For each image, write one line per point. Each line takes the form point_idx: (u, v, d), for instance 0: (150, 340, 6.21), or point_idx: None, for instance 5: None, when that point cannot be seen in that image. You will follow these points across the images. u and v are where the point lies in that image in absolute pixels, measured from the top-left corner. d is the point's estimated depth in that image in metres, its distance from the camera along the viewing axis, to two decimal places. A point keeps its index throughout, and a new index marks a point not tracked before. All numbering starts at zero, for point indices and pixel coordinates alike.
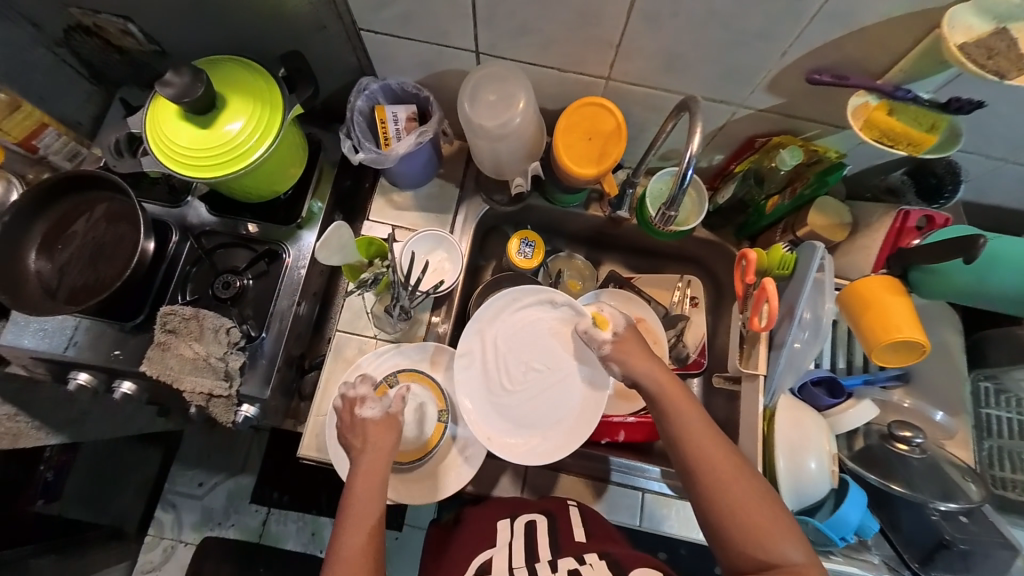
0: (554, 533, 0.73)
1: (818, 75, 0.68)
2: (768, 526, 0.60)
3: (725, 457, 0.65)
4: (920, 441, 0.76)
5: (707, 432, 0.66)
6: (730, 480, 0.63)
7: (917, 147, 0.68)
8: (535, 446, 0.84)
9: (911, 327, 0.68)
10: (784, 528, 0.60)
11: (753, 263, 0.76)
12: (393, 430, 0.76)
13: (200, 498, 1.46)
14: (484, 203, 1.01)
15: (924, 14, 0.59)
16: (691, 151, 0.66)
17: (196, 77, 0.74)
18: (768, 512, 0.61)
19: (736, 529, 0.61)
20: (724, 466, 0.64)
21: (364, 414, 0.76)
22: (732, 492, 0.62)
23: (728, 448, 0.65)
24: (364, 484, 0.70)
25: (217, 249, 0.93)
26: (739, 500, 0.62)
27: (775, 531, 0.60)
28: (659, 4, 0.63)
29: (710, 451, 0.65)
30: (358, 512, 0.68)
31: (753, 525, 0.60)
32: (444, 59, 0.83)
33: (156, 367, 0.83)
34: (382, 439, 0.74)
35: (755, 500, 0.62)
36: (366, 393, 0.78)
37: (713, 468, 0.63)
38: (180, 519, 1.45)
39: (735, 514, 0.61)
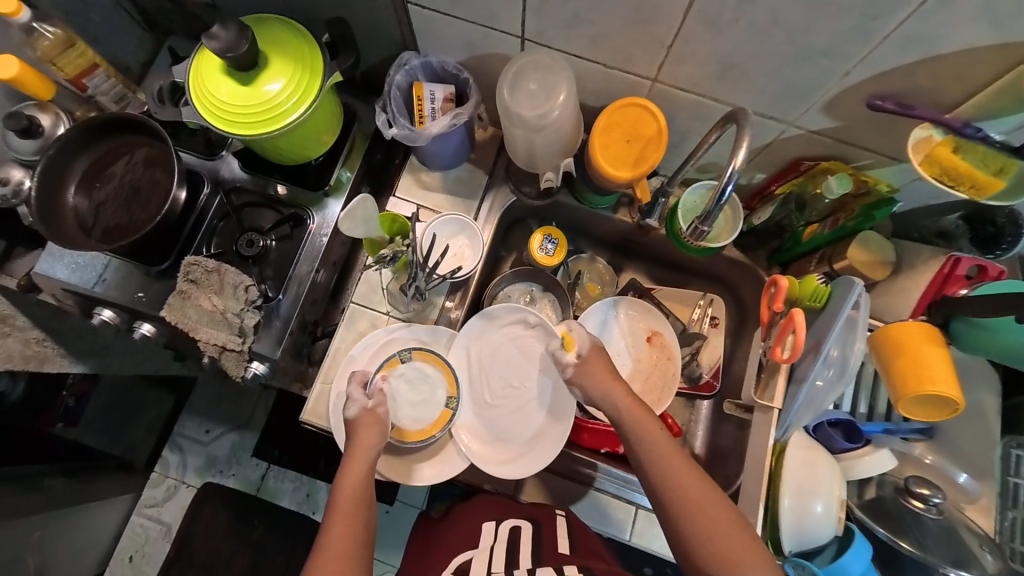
0: (538, 542, 0.72)
1: (880, 101, 0.64)
2: (744, 550, 0.60)
3: (693, 477, 0.65)
4: (939, 501, 0.70)
5: (671, 453, 0.68)
6: (704, 502, 0.63)
7: (979, 191, 0.63)
8: (519, 459, 0.87)
9: (945, 382, 0.64)
10: (760, 553, 0.60)
11: (784, 290, 0.70)
12: (377, 427, 0.79)
13: (205, 445, 1.50)
14: (511, 192, 0.99)
15: (1008, 47, 0.54)
16: (734, 166, 0.63)
17: (242, 34, 0.75)
18: (740, 535, 0.61)
19: (711, 552, 0.61)
20: (690, 484, 0.65)
21: (349, 412, 0.80)
22: (703, 513, 0.62)
23: (695, 467, 0.66)
24: (349, 474, 0.73)
25: (246, 207, 0.95)
26: (712, 522, 0.62)
27: (755, 558, 0.59)
28: (720, 8, 0.60)
29: (678, 472, 0.66)
30: (345, 501, 0.70)
31: (727, 547, 0.60)
32: (490, 42, 0.82)
33: (176, 314, 0.85)
34: (366, 436, 0.77)
35: (726, 524, 0.62)
36: (353, 391, 0.81)
37: (678, 487, 0.65)
38: (185, 462, 1.49)
39: (706, 538, 0.61)
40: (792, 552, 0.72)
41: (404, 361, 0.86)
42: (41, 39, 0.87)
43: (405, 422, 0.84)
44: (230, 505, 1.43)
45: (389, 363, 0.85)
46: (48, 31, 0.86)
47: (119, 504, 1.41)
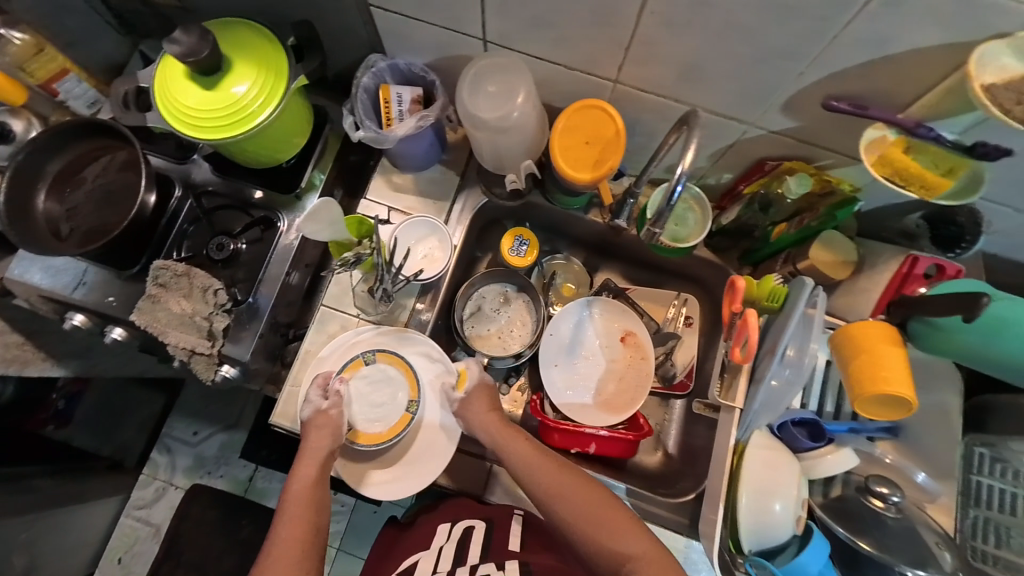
0: (486, 542, 0.79)
1: (836, 102, 0.64)
2: (615, 522, 0.70)
3: (558, 471, 0.76)
4: (897, 500, 0.70)
5: (535, 456, 0.78)
6: (575, 490, 0.74)
7: (929, 191, 0.63)
8: (402, 480, 0.85)
9: (901, 383, 0.63)
10: (629, 523, 0.70)
11: (741, 292, 0.71)
12: (331, 430, 0.80)
13: (193, 446, 1.50)
14: (484, 194, 1.00)
15: (956, 47, 0.53)
16: (682, 167, 0.63)
17: (203, 38, 0.75)
18: (609, 512, 0.71)
19: (584, 531, 0.71)
20: (556, 479, 0.75)
21: (307, 414, 0.81)
22: (573, 500, 0.73)
23: (561, 462, 0.77)
24: (303, 465, 0.77)
25: (216, 211, 0.95)
26: (583, 505, 0.72)
27: (625, 530, 0.70)
28: (674, 9, 0.60)
29: (543, 473, 0.76)
30: (298, 502, 0.74)
31: (598, 523, 0.71)
32: (455, 44, 0.82)
33: (146, 317, 0.86)
34: (317, 443, 0.79)
35: (593, 506, 0.72)
36: (314, 395, 0.82)
37: (546, 484, 0.75)
38: (174, 463, 1.49)
39: (580, 521, 0.72)
40: (753, 552, 0.72)
41: (368, 363, 0.87)
42: (11, 44, 0.88)
43: (361, 423, 0.85)
44: (218, 505, 1.45)
45: (354, 365, 0.86)
46: (18, 38, 0.89)
47: (107, 505, 1.41)
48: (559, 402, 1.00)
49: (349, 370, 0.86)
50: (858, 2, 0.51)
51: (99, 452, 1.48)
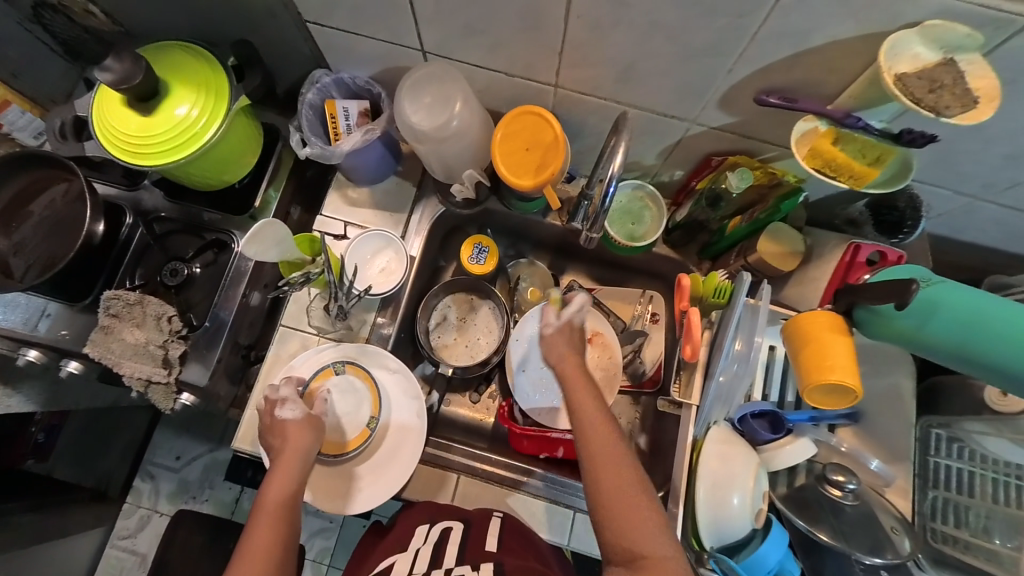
0: (464, 543, 0.75)
1: (766, 96, 0.64)
2: (639, 516, 0.63)
3: (612, 450, 0.67)
4: (854, 487, 0.71)
5: (600, 426, 0.69)
6: (617, 478, 0.65)
7: (858, 182, 0.63)
8: (360, 492, 0.84)
9: (845, 371, 0.64)
10: (655, 521, 0.63)
11: (688, 290, 0.73)
12: (313, 432, 0.77)
13: (177, 471, 1.49)
14: (440, 204, 0.99)
15: (870, 37, 0.53)
16: (612, 169, 0.64)
17: (136, 65, 0.74)
18: (640, 505, 0.64)
19: (612, 517, 0.64)
20: (605, 458, 0.67)
21: (283, 415, 0.77)
22: (612, 483, 0.65)
23: (620, 440, 0.68)
24: (278, 478, 0.72)
25: (168, 236, 0.94)
26: (618, 490, 0.65)
27: (645, 527, 0.63)
28: (598, 11, 0.60)
29: (597, 444, 0.68)
30: (267, 517, 0.69)
31: (628, 515, 0.63)
32: (395, 57, 0.81)
33: (99, 349, 0.85)
34: (299, 440, 0.75)
35: (629, 496, 0.64)
36: (287, 395, 0.80)
37: (595, 456, 0.67)
38: (157, 489, 1.48)
39: (610, 505, 0.64)
40: (716, 547, 0.73)
41: (337, 373, 0.85)
42: None
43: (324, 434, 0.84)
44: (204, 527, 1.42)
45: (324, 374, 0.85)
46: None
47: (91, 537, 1.39)
48: (527, 407, 0.97)
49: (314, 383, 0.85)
50: None
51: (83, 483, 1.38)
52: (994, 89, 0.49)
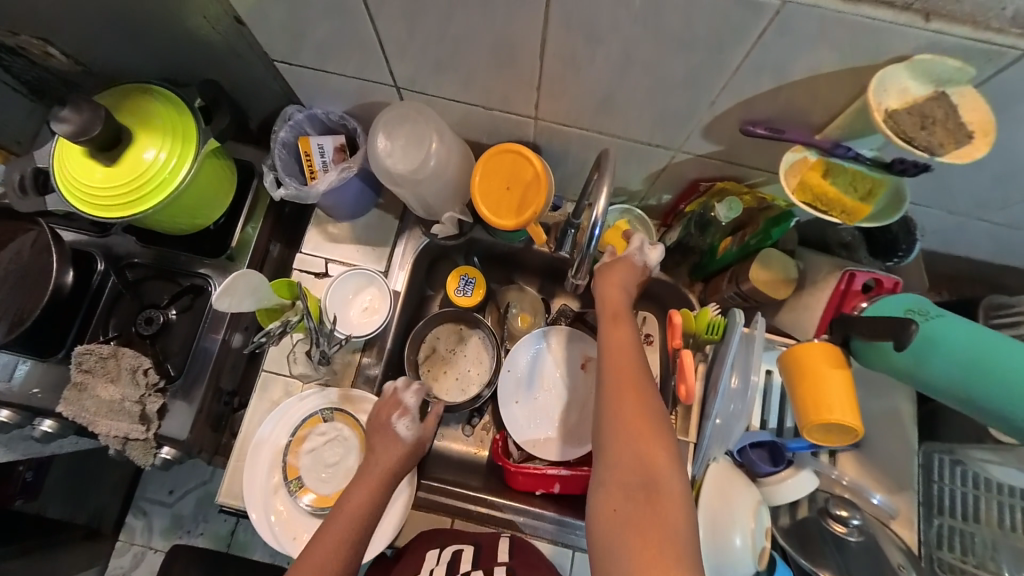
0: (478, 562, 0.75)
1: (752, 127, 0.61)
2: (650, 440, 0.60)
3: (633, 378, 0.66)
4: (858, 522, 0.71)
5: (628, 354, 0.68)
6: (634, 404, 0.63)
7: (852, 216, 0.60)
8: None
9: (845, 410, 0.62)
10: (665, 449, 0.60)
11: (679, 327, 0.71)
12: (411, 453, 0.79)
13: (170, 506, 1.38)
14: (423, 235, 0.95)
15: (855, 71, 0.51)
16: (597, 212, 0.61)
17: (96, 115, 0.70)
18: (653, 433, 0.61)
19: (625, 439, 0.61)
20: (628, 384, 0.65)
21: (397, 425, 0.80)
22: (629, 408, 0.63)
23: (645, 372, 0.67)
24: (367, 482, 0.74)
25: (142, 283, 0.91)
26: (634, 414, 0.62)
27: (655, 452, 0.59)
28: (573, 47, 0.57)
29: (622, 370, 0.66)
30: (337, 524, 0.70)
31: (639, 438, 0.60)
32: (367, 92, 0.78)
33: (73, 408, 0.83)
34: (397, 457, 0.77)
35: (644, 421, 0.62)
36: (410, 407, 0.82)
37: (621, 378, 0.66)
38: (151, 525, 1.37)
39: (625, 428, 0.61)
40: None
41: (326, 420, 0.85)
42: None
43: (316, 486, 0.82)
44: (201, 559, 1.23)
45: (311, 421, 0.84)
46: None
47: None
48: (520, 439, 0.97)
49: (304, 431, 0.84)
50: (754, 33, 0.49)
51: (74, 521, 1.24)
52: (987, 122, 0.47)
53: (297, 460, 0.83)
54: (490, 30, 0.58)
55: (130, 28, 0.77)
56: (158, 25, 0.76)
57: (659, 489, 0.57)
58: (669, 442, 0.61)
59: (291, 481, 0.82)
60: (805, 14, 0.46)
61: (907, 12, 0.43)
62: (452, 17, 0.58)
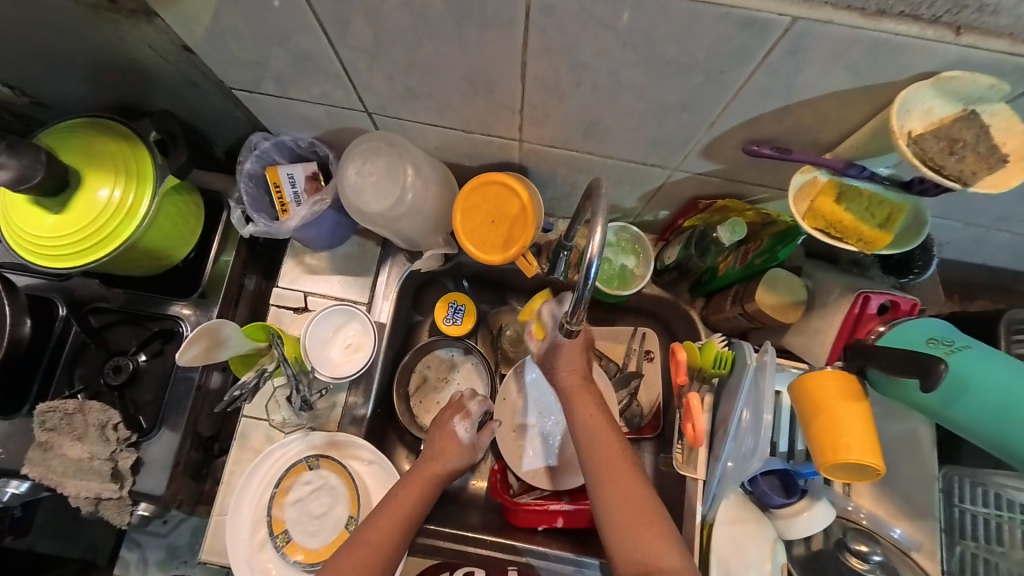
0: None
1: (756, 147, 0.56)
2: (645, 528, 0.62)
3: (619, 462, 0.67)
4: (879, 558, 0.70)
5: (604, 438, 0.68)
6: (622, 494, 0.64)
7: (870, 245, 0.56)
8: None
9: (863, 449, 0.57)
10: (661, 532, 0.62)
11: (684, 363, 0.67)
12: (461, 450, 0.80)
13: (163, 535, 1.09)
14: (408, 261, 0.90)
15: (873, 89, 0.46)
16: (591, 249, 0.54)
17: (36, 160, 0.64)
18: (647, 520, 0.63)
19: (622, 533, 0.63)
20: (614, 468, 0.66)
21: (455, 426, 0.82)
22: (619, 497, 0.64)
23: (624, 451, 0.68)
24: (419, 472, 0.76)
25: (107, 330, 0.85)
26: (625, 501, 0.64)
27: (655, 541, 0.62)
28: (557, 73, 0.52)
29: (604, 453, 0.67)
30: (388, 513, 0.71)
31: (635, 529, 0.62)
32: (336, 119, 0.72)
33: (39, 469, 0.78)
34: (450, 455, 0.79)
35: (636, 507, 0.64)
36: (472, 411, 0.84)
37: (603, 465, 0.66)
38: (145, 558, 1.09)
39: (621, 516, 0.63)
40: None
41: (312, 467, 0.80)
42: None
43: (304, 539, 0.77)
44: None
45: (296, 470, 0.80)
46: None
47: None
48: (527, 471, 0.91)
49: (288, 480, 0.79)
50: (758, 54, 0.44)
51: (68, 556, 1.09)
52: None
53: (283, 513, 0.78)
54: (463, 55, 0.53)
55: (73, 60, 0.71)
56: (103, 55, 0.70)
57: None
58: (663, 520, 0.63)
59: (276, 536, 0.77)
60: (816, 33, 0.40)
61: (936, 26, 0.38)
62: (421, 42, 0.52)
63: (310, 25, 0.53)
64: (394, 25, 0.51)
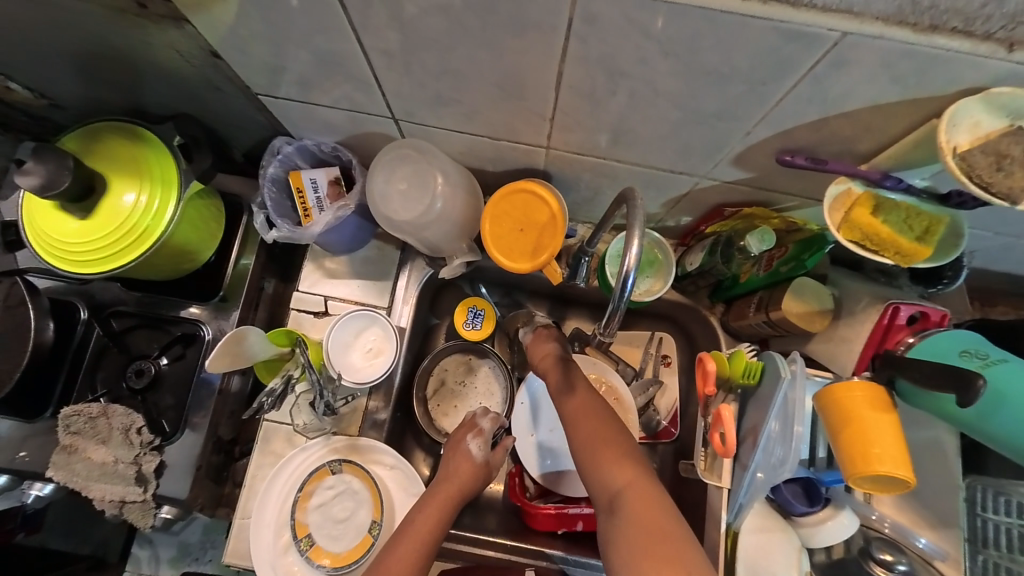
0: None
1: (789, 157, 0.56)
2: (610, 452, 0.66)
3: (585, 403, 0.73)
4: (903, 568, 0.70)
5: (575, 391, 0.75)
6: (586, 426, 0.70)
7: (905, 258, 0.56)
8: None
9: (895, 462, 0.57)
10: (624, 455, 0.65)
11: (712, 373, 0.67)
12: (477, 474, 0.79)
13: (175, 533, 1.10)
14: (428, 266, 0.90)
15: (917, 102, 0.45)
16: (628, 260, 0.54)
17: (62, 166, 0.64)
18: (608, 445, 0.67)
19: (589, 460, 0.67)
20: (581, 407, 0.72)
21: (467, 445, 0.81)
22: (585, 430, 0.69)
23: (588, 395, 0.74)
24: (439, 493, 0.75)
25: (129, 333, 0.84)
26: (591, 432, 0.69)
27: (615, 459, 0.65)
28: (592, 81, 0.52)
29: (574, 397, 0.74)
30: (409, 540, 0.70)
31: (598, 453, 0.66)
32: (361, 123, 0.72)
33: (63, 472, 0.79)
34: (463, 473, 0.78)
35: (601, 435, 0.68)
36: (485, 427, 0.84)
37: (571, 411, 0.73)
38: (158, 555, 1.12)
39: (588, 446, 0.68)
40: None
41: (334, 472, 0.80)
42: None
43: (326, 542, 0.77)
44: None
45: (319, 475, 0.80)
46: None
47: None
48: (539, 473, 0.91)
49: (311, 483, 0.79)
50: (802, 66, 0.44)
51: (78, 553, 1.06)
52: None
53: (306, 517, 0.78)
54: (499, 62, 0.52)
55: (98, 63, 0.71)
56: (128, 59, 0.70)
57: (623, 489, 0.62)
58: (624, 442, 0.67)
59: (300, 540, 0.77)
60: (864, 45, 0.40)
61: (989, 41, 0.38)
62: (456, 50, 0.52)
63: (345, 32, 0.53)
64: (429, 32, 0.50)
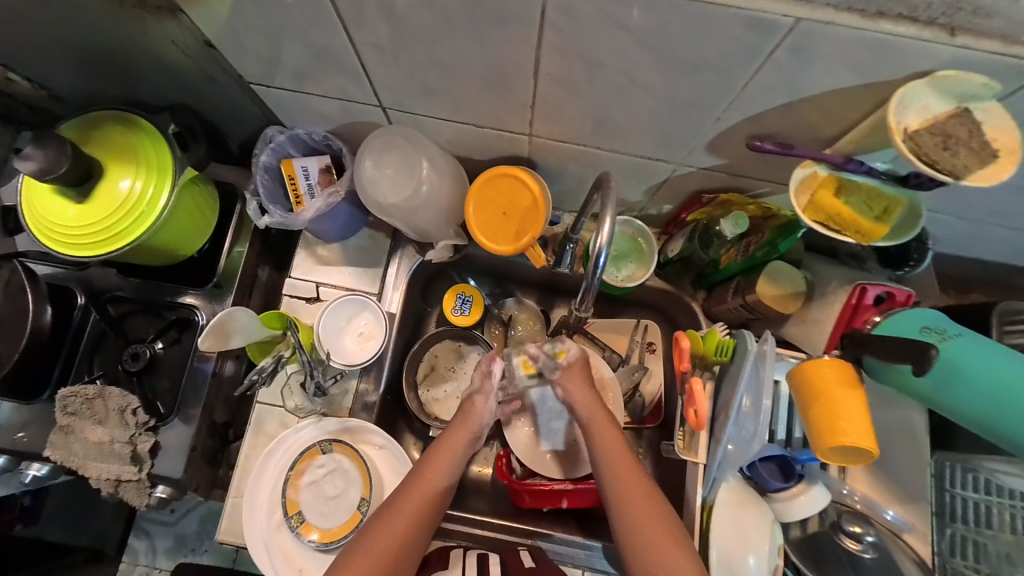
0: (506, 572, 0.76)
1: (759, 142, 0.58)
2: (668, 545, 0.65)
3: (639, 482, 0.70)
4: (871, 539, 0.72)
5: (620, 450, 0.72)
6: (645, 512, 0.67)
7: (867, 237, 0.58)
8: None
9: (861, 434, 0.60)
10: (683, 550, 0.65)
11: (687, 350, 0.71)
12: (469, 431, 0.78)
13: (172, 525, 1.12)
14: (418, 253, 0.92)
15: (873, 87, 0.48)
16: (600, 238, 0.56)
17: (61, 151, 0.66)
18: (671, 541, 0.65)
19: (647, 551, 0.66)
20: (635, 484, 0.69)
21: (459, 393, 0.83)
22: (642, 517, 0.67)
23: (647, 481, 0.70)
24: (433, 460, 0.75)
25: (126, 318, 0.87)
26: (645, 517, 0.67)
27: (675, 553, 0.65)
28: (570, 70, 0.54)
29: (617, 453, 0.72)
30: (405, 509, 0.71)
31: (657, 545, 0.65)
32: (352, 113, 0.74)
33: (61, 452, 0.81)
34: (456, 432, 0.78)
35: (655, 520, 0.67)
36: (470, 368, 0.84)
37: (624, 488, 0.69)
38: (155, 545, 1.13)
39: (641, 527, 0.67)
40: None
41: (324, 451, 0.82)
42: None
43: (317, 520, 0.80)
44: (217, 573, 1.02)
45: (310, 454, 0.82)
46: None
47: None
48: (524, 453, 0.94)
49: (304, 462, 0.82)
50: (764, 52, 0.46)
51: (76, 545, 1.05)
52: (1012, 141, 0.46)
53: (298, 495, 0.81)
54: (480, 51, 0.55)
55: (95, 54, 0.73)
56: (124, 50, 0.72)
57: None
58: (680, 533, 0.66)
59: (291, 517, 0.80)
60: (819, 32, 0.43)
61: (932, 27, 0.41)
62: (440, 41, 0.54)
63: (334, 23, 0.55)
64: (415, 24, 0.53)
